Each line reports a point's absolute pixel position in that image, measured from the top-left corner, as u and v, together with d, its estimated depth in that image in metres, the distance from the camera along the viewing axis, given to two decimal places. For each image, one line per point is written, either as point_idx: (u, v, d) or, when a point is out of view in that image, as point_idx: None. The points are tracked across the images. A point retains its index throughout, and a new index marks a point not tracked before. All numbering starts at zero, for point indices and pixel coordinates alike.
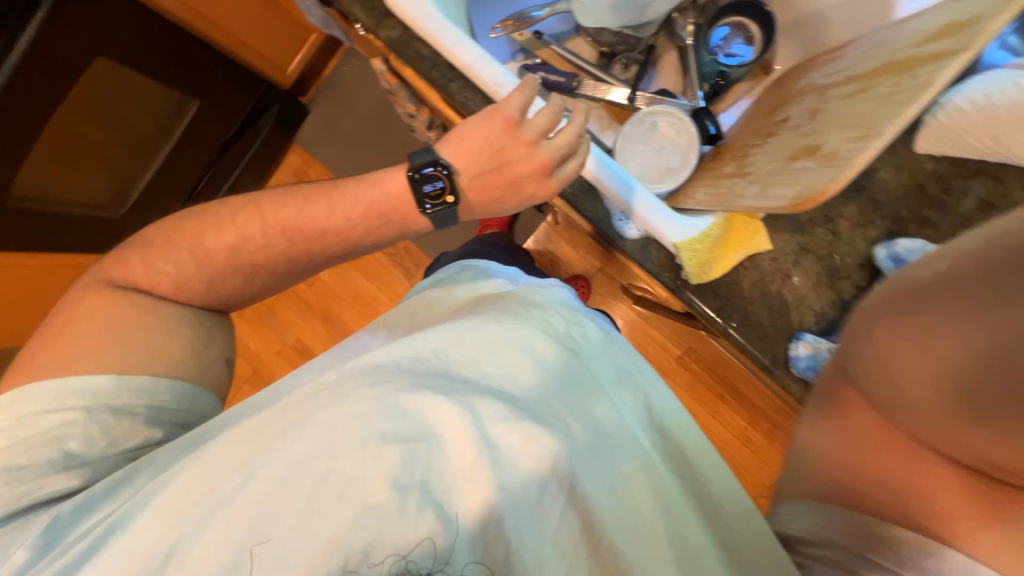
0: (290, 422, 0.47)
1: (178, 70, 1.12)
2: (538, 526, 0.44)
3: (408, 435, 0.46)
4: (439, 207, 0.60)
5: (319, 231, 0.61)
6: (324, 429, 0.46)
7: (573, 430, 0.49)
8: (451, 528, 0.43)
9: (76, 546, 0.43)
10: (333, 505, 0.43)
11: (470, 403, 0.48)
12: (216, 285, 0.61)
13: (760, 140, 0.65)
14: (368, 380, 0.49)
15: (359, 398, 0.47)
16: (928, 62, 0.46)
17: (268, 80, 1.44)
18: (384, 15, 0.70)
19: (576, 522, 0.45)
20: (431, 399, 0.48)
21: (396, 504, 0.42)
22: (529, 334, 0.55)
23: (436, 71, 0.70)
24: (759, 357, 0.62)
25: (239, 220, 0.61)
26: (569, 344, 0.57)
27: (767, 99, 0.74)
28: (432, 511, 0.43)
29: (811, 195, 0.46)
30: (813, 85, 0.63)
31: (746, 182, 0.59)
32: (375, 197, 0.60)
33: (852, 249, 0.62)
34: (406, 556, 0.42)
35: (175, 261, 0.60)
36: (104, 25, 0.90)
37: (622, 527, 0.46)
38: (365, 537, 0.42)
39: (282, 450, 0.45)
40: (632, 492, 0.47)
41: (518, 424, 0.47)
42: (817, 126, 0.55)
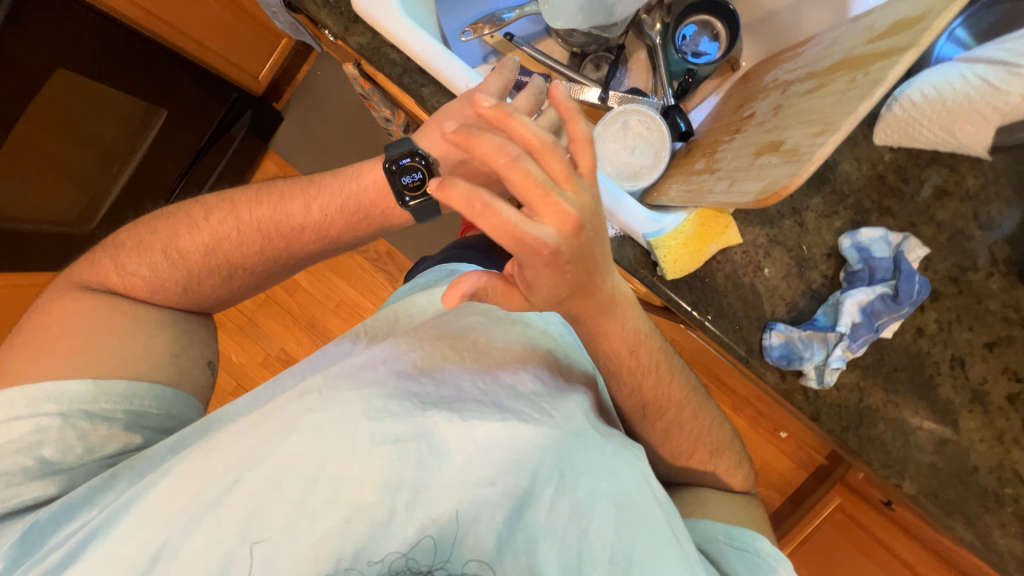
0: (272, 430, 0.45)
1: (143, 78, 1.09)
2: (531, 521, 0.46)
3: (398, 437, 0.46)
4: (420, 199, 0.60)
5: (296, 227, 0.62)
6: (312, 433, 0.45)
7: (560, 425, 0.50)
8: (445, 529, 0.44)
9: (52, 555, 0.42)
10: (323, 508, 0.43)
11: (456, 404, 0.49)
12: (194, 286, 0.60)
13: (729, 136, 0.67)
14: (350, 382, 0.48)
15: (345, 402, 0.46)
16: (879, 59, 0.48)
17: (239, 87, 1.41)
18: (352, 21, 0.69)
19: (568, 510, 0.47)
20: (417, 405, 0.47)
21: (387, 505, 0.44)
22: (508, 338, 0.58)
23: (407, 76, 0.70)
24: (735, 348, 0.65)
25: (212, 220, 0.61)
26: (547, 345, 0.60)
27: (734, 96, 0.76)
28: (422, 511, 0.44)
29: (774, 191, 0.47)
30: (777, 81, 0.65)
31: (714, 178, 0.61)
32: (352, 189, 0.63)
33: (818, 240, 0.64)
34: (405, 552, 0.43)
35: (149, 262, 0.59)
36: (61, 32, 0.87)
37: (618, 516, 0.48)
38: (356, 537, 0.43)
39: (269, 454, 0.45)
40: (625, 482, 0.50)
41: (505, 424, 0.48)
42: (780, 122, 0.56)
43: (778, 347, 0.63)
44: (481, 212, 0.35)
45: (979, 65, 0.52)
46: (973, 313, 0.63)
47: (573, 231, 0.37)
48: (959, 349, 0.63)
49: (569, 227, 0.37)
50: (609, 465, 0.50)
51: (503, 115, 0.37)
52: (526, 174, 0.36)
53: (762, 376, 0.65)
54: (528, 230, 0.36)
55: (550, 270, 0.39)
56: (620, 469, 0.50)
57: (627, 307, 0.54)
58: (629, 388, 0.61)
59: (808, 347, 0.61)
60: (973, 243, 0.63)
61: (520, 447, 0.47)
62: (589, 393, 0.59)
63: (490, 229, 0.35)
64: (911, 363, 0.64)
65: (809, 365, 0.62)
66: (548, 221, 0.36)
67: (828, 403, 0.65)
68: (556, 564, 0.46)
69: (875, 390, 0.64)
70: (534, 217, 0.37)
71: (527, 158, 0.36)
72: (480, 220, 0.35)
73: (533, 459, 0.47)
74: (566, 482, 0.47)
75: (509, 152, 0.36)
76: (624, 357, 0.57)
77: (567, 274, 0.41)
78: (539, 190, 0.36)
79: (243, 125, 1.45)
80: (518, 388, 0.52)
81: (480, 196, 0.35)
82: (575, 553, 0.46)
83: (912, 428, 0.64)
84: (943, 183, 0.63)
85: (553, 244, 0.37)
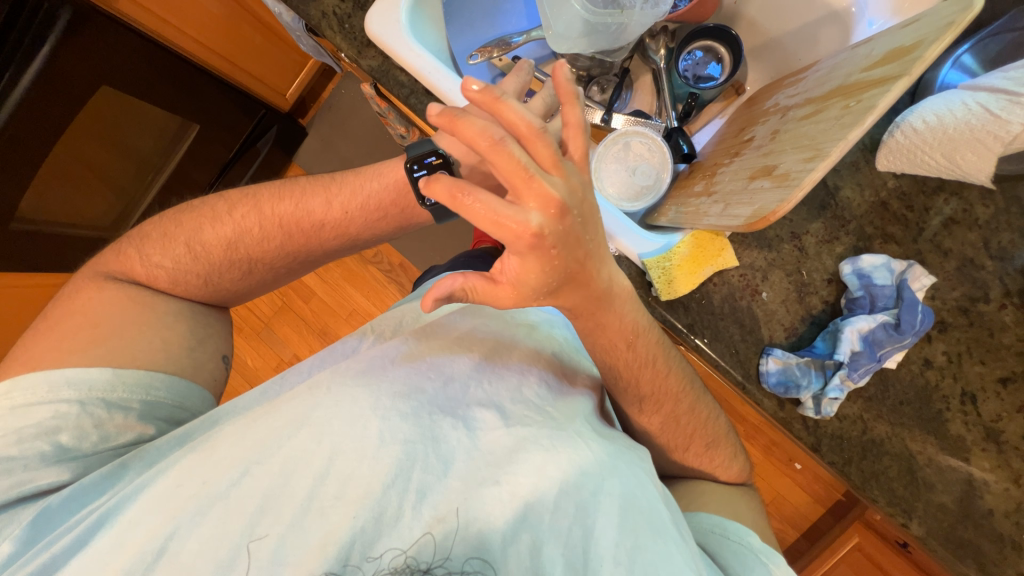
0: (282, 424, 0.47)
1: (181, 93, 1.17)
2: (537, 517, 0.46)
3: (409, 436, 0.46)
4: (440, 201, 0.60)
5: (316, 224, 0.64)
6: (319, 427, 0.46)
7: (570, 433, 0.50)
8: (450, 528, 0.44)
9: (62, 539, 0.44)
10: (331, 504, 0.44)
11: (463, 403, 0.50)
12: (214, 280, 0.63)
13: (728, 159, 0.67)
14: (360, 379, 0.49)
15: (354, 397, 0.47)
16: (873, 86, 0.47)
17: (267, 103, 1.50)
18: (364, 45, 0.73)
19: (572, 513, 0.46)
20: (422, 407, 0.48)
21: (393, 504, 0.44)
22: (516, 345, 0.58)
23: (414, 97, 0.73)
24: (732, 373, 0.64)
25: (236, 214, 0.64)
26: (556, 352, 0.60)
27: (737, 120, 0.76)
28: (427, 510, 0.44)
29: (763, 215, 0.47)
30: (778, 105, 0.65)
31: (711, 201, 0.61)
32: (371, 190, 0.65)
33: (819, 265, 0.63)
34: (405, 550, 0.43)
35: (171, 255, 0.62)
36: (108, 53, 0.95)
37: (623, 519, 0.47)
38: (363, 534, 0.43)
39: (280, 447, 0.46)
40: (630, 484, 0.49)
41: (510, 431, 0.49)
42: (775, 147, 0.56)
43: (775, 374, 0.61)
44: (463, 201, 0.38)
45: (979, 94, 0.52)
46: (985, 346, 0.60)
47: (556, 215, 0.38)
48: (970, 384, 0.60)
49: (552, 210, 0.38)
50: (615, 466, 0.49)
51: (491, 101, 0.39)
52: (511, 158, 0.38)
53: (759, 403, 0.63)
54: (508, 213, 0.37)
55: (535, 256, 0.39)
56: (623, 468, 0.50)
57: (623, 300, 0.51)
58: (633, 390, 0.60)
59: (805, 374, 0.60)
60: (984, 274, 0.60)
61: (524, 449, 0.48)
62: (594, 398, 0.58)
63: (474, 217, 0.38)
64: (918, 397, 0.61)
65: (806, 394, 0.60)
66: (531, 205, 0.38)
67: (828, 433, 0.62)
68: (561, 567, 0.45)
69: (879, 423, 0.62)
70: (517, 201, 0.38)
71: (512, 142, 0.38)
72: (462, 208, 0.38)
73: (540, 461, 0.47)
74: (571, 484, 0.47)
75: (494, 136, 0.37)
76: (619, 350, 0.55)
77: (554, 260, 0.40)
78: (523, 174, 0.38)
79: (269, 138, 1.54)
80: (522, 392, 0.53)
81: (464, 187, 0.38)
82: (581, 555, 0.46)
83: (919, 463, 0.61)
84: (952, 213, 0.61)
85: (537, 226, 0.37)
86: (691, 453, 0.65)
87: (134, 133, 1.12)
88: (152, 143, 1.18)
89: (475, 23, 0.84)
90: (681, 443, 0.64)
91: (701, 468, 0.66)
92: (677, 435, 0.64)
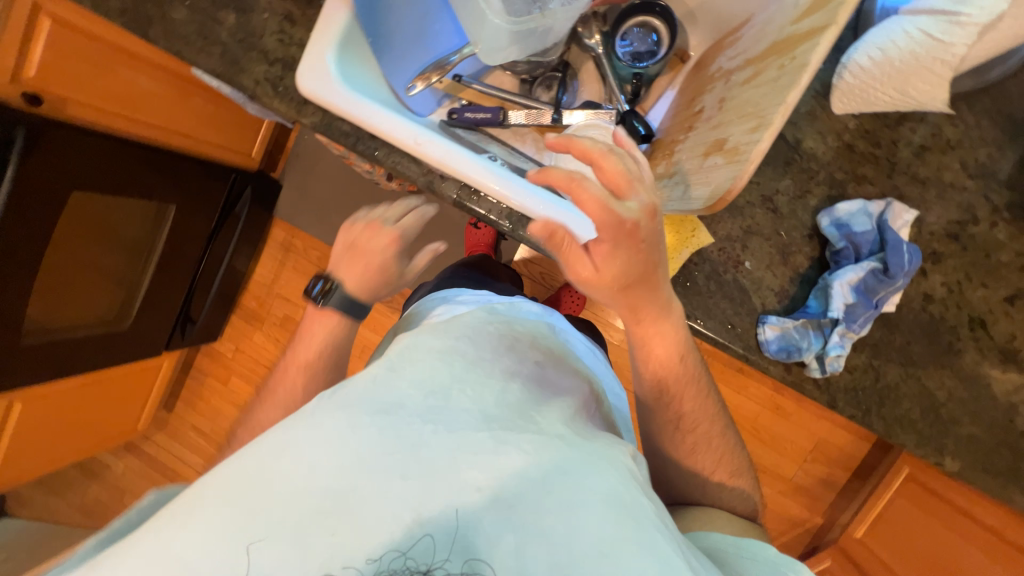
0: (253, 448, 0.43)
1: (152, 178, 1.19)
2: (518, 513, 0.41)
3: (382, 446, 0.42)
4: (332, 295, 0.67)
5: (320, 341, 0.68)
6: (291, 448, 0.42)
7: (550, 432, 0.46)
8: (424, 540, 0.40)
9: None
10: (292, 527, 0.39)
11: (446, 408, 0.46)
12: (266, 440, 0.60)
13: (683, 134, 0.66)
14: (337, 399, 0.45)
15: (327, 414, 0.44)
16: (803, 41, 0.46)
17: (235, 167, 1.53)
18: (302, 103, 0.73)
19: (558, 510, 0.42)
20: (399, 416, 0.44)
21: (360, 523, 0.40)
22: (495, 351, 0.54)
23: (361, 143, 0.73)
24: (732, 348, 0.63)
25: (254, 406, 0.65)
26: (533, 359, 0.57)
27: (688, 89, 0.74)
28: (398, 521, 0.40)
29: (721, 197, 0.47)
30: (721, 70, 0.63)
31: (671, 184, 0.60)
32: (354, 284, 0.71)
33: (796, 222, 0.61)
34: (405, 550, 0.39)
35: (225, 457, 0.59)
36: (71, 159, 0.97)
37: (613, 513, 0.42)
38: (327, 560, 0.38)
39: (246, 472, 0.42)
40: (612, 481, 0.45)
41: (489, 427, 0.45)
42: (724, 117, 0.55)
43: (775, 341, 0.60)
44: (577, 186, 0.43)
45: (919, 18, 0.49)
46: (984, 268, 0.58)
47: (650, 211, 0.46)
48: (977, 309, 0.58)
49: (647, 208, 0.46)
50: (599, 462, 0.45)
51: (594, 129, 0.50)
52: (617, 166, 0.47)
53: (766, 371, 0.62)
54: (617, 202, 0.45)
55: (628, 242, 0.47)
56: (603, 463, 0.46)
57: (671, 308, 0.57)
58: (666, 397, 0.61)
59: (805, 336, 0.59)
60: (967, 195, 0.58)
61: (508, 447, 0.44)
62: (578, 401, 0.55)
63: (587, 200, 0.44)
64: (926, 333, 0.59)
65: (810, 355, 0.59)
66: (631, 199, 0.46)
67: (842, 388, 0.61)
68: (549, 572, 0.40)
69: (891, 367, 0.60)
70: (620, 196, 0.46)
71: (614, 154, 0.48)
72: (576, 190, 0.43)
73: (519, 460, 0.43)
74: (553, 482, 0.43)
75: (606, 149, 0.47)
76: (664, 360, 0.59)
77: (641, 252, 0.47)
78: (626, 178, 0.47)
79: (247, 200, 1.56)
80: (505, 390, 0.49)
81: (580, 174, 0.44)
82: (571, 556, 0.40)
83: (941, 399, 0.60)
84: (921, 139, 0.58)
85: (637, 215, 0.45)
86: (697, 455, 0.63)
87: (119, 224, 1.18)
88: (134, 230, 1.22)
89: (407, 53, 0.80)
90: (696, 427, 0.63)
91: (720, 459, 0.64)
92: (691, 421, 0.62)
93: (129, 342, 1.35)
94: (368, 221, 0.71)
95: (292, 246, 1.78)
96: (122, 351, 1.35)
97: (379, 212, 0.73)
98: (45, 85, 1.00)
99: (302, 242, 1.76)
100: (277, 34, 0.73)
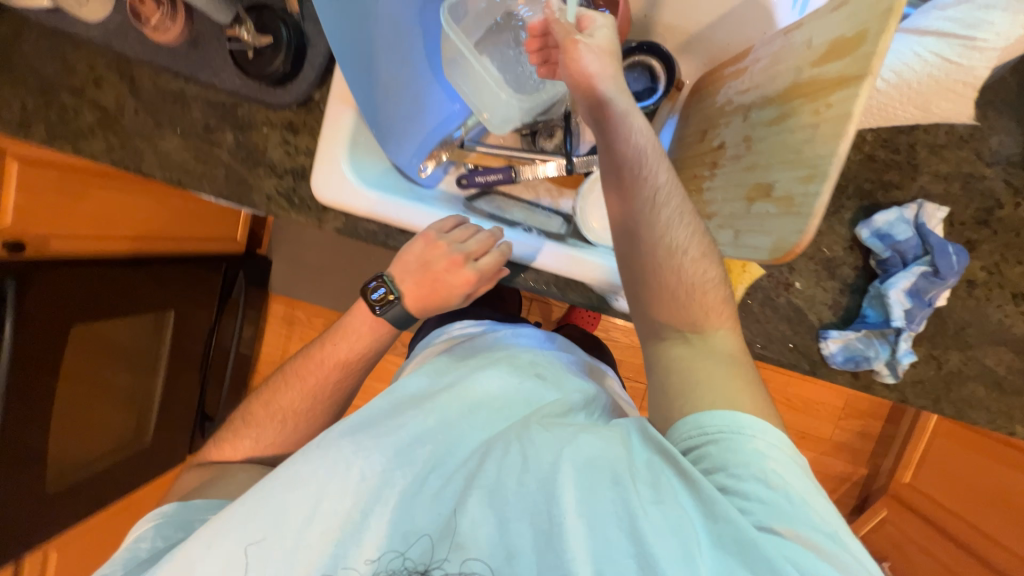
0: (274, 480, 0.54)
1: (144, 292, 1.15)
2: (502, 499, 0.50)
3: (393, 463, 0.54)
4: (388, 307, 0.70)
5: (319, 365, 0.71)
6: (308, 476, 0.54)
7: (529, 425, 0.57)
8: (426, 536, 0.50)
9: None
10: (318, 535, 0.51)
11: (450, 436, 0.58)
12: (283, 441, 0.72)
13: (707, 170, 0.67)
14: (348, 434, 0.57)
15: (336, 448, 0.56)
16: (834, 88, 0.47)
17: (223, 256, 1.48)
18: (323, 210, 0.72)
19: (535, 486, 0.51)
20: (402, 435, 0.57)
21: (370, 514, 0.52)
22: (487, 371, 0.65)
23: (393, 238, 0.73)
24: (799, 365, 0.65)
25: (270, 388, 0.73)
26: (535, 369, 0.67)
27: (693, 119, 0.75)
28: (406, 526, 0.51)
29: (788, 251, 0.48)
30: (732, 104, 0.65)
31: (715, 226, 0.61)
32: (346, 323, 0.72)
33: (836, 236, 0.63)
34: (403, 552, 0.49)
35: (251, 438, 0.71)
36: (53, 300, 0.92)
37: (579, 483, 0.50)
38: (348, 543, 0.51)
39: (280, 495, 0.53)
40: (592, 449, 0.53)
41: (486, 442, 0.57)
42: (757, 159, 0.56)
43: (840, 353, 0.63)
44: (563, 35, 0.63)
45: (929, 39, 0.54)
46: (1017, 247, 0.61)
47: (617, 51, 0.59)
48: (1017, 285, 0.62)
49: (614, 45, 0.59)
50: (578, 441, 0.54)
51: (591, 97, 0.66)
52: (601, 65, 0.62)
53: (834, 380, 0.65)
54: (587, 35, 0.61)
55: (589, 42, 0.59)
56: (584, 437, 0.54)
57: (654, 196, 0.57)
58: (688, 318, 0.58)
59: (871, 345, 0.61)
60: (988, 182, 0.61)
61: (497, 448, 0.55)
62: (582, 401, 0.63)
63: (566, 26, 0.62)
64: (976, 316, 0.62)
65: (879, 363, 0.62)
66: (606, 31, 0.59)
67: (908, 381, 0.64)
68: (532, 542, 0.47)
69: (950, 353, 0.63)
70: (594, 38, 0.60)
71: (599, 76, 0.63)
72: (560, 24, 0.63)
73: (496, 457, 0.54)
74: (534, 464, 0.52)
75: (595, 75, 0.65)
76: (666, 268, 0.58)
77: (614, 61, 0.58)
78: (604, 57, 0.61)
79: (242, 285, 1.51)
80: (492, 406, 0.61)
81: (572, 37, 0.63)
82: (546, 523, 0.48)
83: (1001, 374, 0.63)
84: (934, 137, 0.61)
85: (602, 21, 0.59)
86: (701, 311, 0.58)
87: (124, 339, 1.14)
88: (139, 340, 1.18)
89: (410, 132, 0.78)
90: None
91: None
92: None
93: (154, 459, 1.31)
94: (445, 250, 0.66)
95: (294, 318, 1.74)
96: (148, 467, 1.30)
97: (456, 239, 0.67)
98: (21, 229, 0.95)
99: (304, 312, 1.72)
100: (282, 146, 0.71)
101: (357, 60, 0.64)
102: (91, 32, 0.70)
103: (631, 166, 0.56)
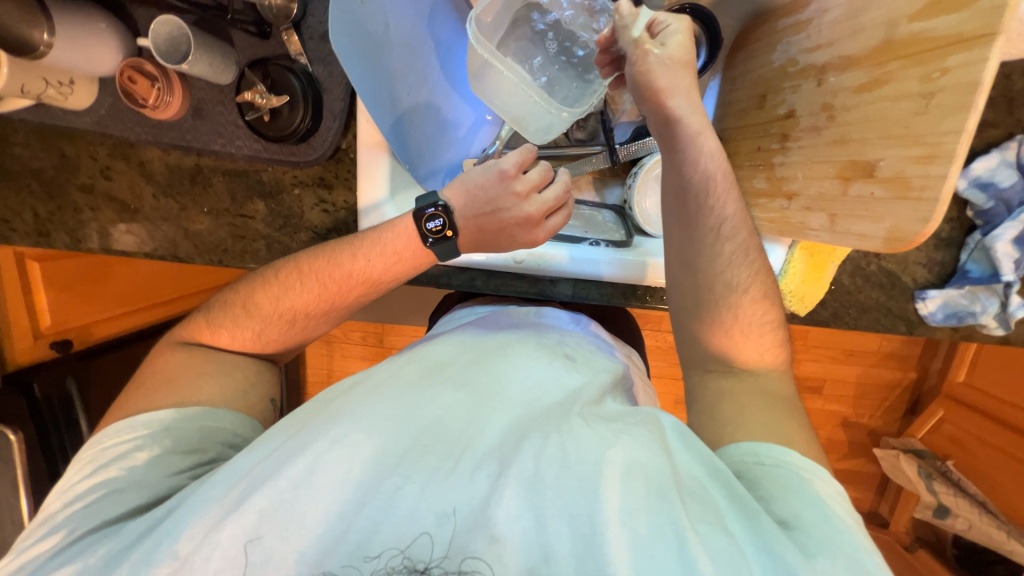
0: (295, 435, 0.43)
1: None
2: (538, 492, 0.38)
3: (419, 436, 0.41)
4: (441, 242, 0.58)
5: (345, 275, 0.57)
6: (328, 444, 0.41)
7: (572, 411, 0.43)
8: (448, 523, 0.36)
9: (99, 549, 0.41)
10: (305, 498, 0.38)
11: (488, 408, 0.44)
12: (267, 334, 0.57)
13: (772, 142, 0.60)
14: (366, 398, 0.45)
15: (367, 410, 0.43)
16: (949, 50, 0.42)
17: None
18: None
19: (575, 483, 0.38)
20: (429, 396, 0.44)
21: (379, 499, 0.38)
22: (522, 346, 0.52)
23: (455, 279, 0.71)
24: (896, 328, 0.64)
25: (280, 279, 0.57)
26: (563, 348, 0.53)
27: (739, 80, 0.68)
28: (431, 502, 0.37)
29: (912, 238, 0.46)
30: (795, 64, 0.57)
31: (800, 209, 0.57)
32: (389, 240, 0.57)
33: None
34: (404, 548, 0.36)
35: (237, 334, 0.57)
36: None
37: (625, 486, 0.38)
38: (361, 526, 0.37)
39: (290, 451, 0.41)
40: (634, 450, 0.40)
41: (520, 425, 0.43)
42: (846, 133, 0.51)
43: (940, 311, 0.61)
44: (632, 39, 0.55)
45: None
46: None
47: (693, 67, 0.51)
48: None
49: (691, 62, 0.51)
50: (619, 433, 0.41)
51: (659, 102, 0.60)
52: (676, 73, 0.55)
53: (933, 336, 0.64)
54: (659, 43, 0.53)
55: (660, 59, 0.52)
56: (626, 434, 0.41)
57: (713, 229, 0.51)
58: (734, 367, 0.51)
59: (975, 301, 0.60)
60: None
61: (528, 433, 0.42)
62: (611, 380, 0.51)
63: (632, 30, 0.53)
64: None
65: (986, 317, 0.59)
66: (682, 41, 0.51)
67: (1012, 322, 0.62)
68: (567, 539, 0.36)
69: None
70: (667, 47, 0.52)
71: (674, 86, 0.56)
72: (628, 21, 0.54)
73: (535, 447, 0.40)
74: (572, 458, 0.39)
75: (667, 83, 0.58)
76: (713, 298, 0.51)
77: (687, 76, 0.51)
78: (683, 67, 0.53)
79: None
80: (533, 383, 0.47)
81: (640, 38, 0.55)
82: (587, 526, 0.36)
83: None
84: None
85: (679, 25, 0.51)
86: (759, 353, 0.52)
87: None
88: None
89: (438, 154, 0.72)
90: None
91: None
92: None
93: None
94: (523, 199, 0.56)
95: None
96: None
97: (533, 187, 0.57)
98: (63, 326, 0.93)
99: None
100: (318, 206, 0.67)
101: (374, 91, 0.61)
102: (82, 120, 0.64)
103: (696, 193, 0.51)
